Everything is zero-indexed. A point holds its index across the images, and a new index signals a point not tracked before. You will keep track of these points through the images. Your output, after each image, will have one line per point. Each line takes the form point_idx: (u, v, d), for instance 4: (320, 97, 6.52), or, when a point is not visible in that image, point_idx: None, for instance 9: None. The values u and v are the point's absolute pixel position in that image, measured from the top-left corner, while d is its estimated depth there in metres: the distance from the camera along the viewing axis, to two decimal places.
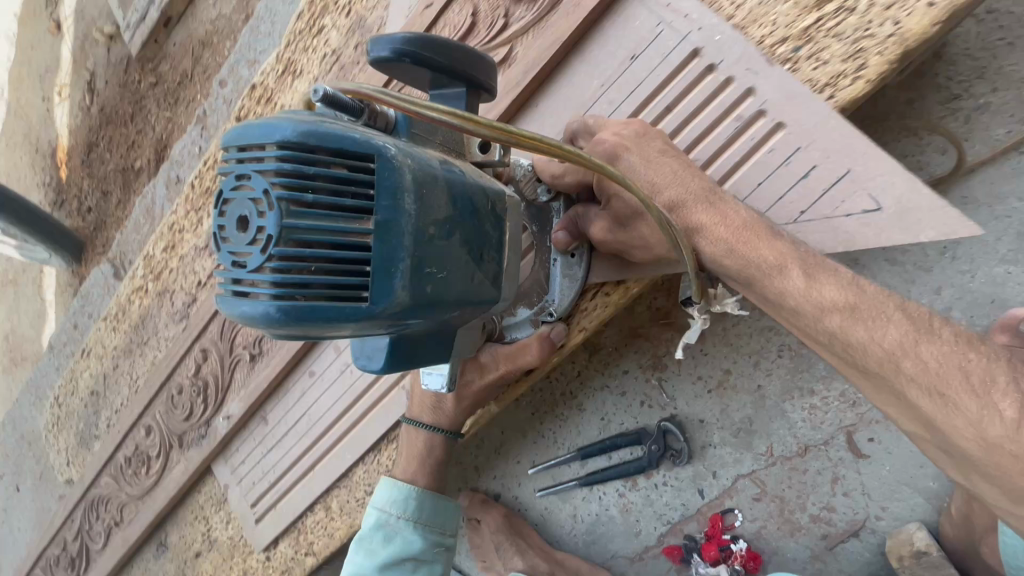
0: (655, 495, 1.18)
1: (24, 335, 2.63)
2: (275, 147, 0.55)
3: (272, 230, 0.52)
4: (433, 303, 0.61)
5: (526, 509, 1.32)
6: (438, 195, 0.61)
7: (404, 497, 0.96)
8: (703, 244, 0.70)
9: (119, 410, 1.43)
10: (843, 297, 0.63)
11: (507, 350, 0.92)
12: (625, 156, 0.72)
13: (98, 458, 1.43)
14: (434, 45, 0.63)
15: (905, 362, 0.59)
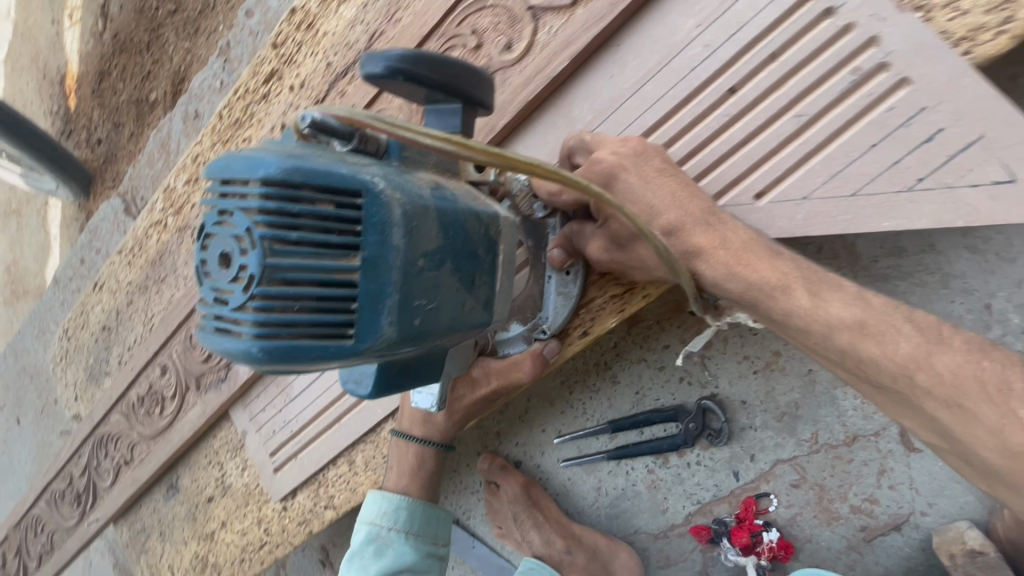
0: (687, 474, 1.14)
1: (27, 268, 2.56)
2: (259, 183, 0.55)
3: (254, 271, 0.53)
4: (420, 334, 0.61)
5: (548, 478, 1.28)
6: (429, 227, 0.61)
7: (396, 510, 1.02)
8: (703, 267, 0.71)
9: (132, 348, 1.38)
10: (852, 313, 0.67)
11: (499, 364, 0.93)
12: (624, 177, 0.71)
13: (109, 395, 1.39)
14: (427, 63, 0.62)
15: (919, 375, 0.63)
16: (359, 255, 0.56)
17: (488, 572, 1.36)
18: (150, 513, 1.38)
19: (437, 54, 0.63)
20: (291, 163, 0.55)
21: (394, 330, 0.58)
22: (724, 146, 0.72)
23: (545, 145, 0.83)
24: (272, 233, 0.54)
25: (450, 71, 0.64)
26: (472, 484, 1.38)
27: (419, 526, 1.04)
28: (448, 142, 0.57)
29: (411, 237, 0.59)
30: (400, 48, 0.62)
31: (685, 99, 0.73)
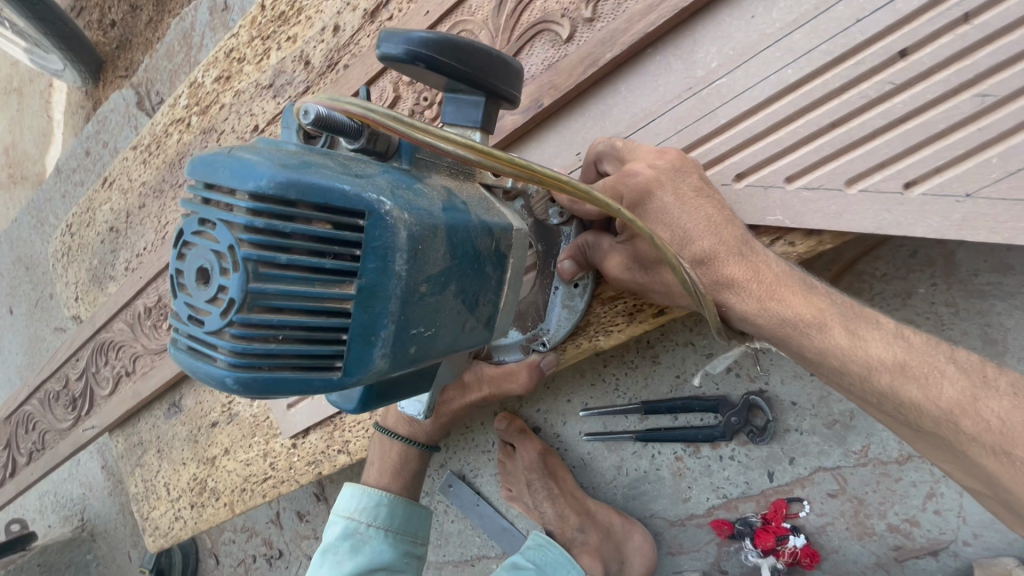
0: (717, 467, 1.09)
1: (25, 153, 2.41)
2: (247, 195, 0.49)
3: (234, 296, 0.47)
4: (416, 363, 0.57)
5: (567, 449, 1.23)
6: (436, 249, 0.55)
7: (375, 504, 1.04)
8: (736, 298, 0.66)
9: (141, 255, 1.28)
10: (892, 354, 0.64)
11: (494, 371, 0.94)
12: (659, 194, 0.65)
13: (114, 302, 1.30)
14: (452, 51, 0.55)
15: (964, 422, 0.62)
16: (355, 283, 0.51)
17: (489, 533, 1.33)
18: (149, 428, 1.33)
19: (462, 40, 0.57)
20: (282, 175, 0.49)
21: (387, 362, 0.54)
22: (880, 120, 0.61)
23: (656, 90, 0.71)
24: (257, 253, 0.48)
25: (475, 61, 0.57)
26: (485, 443, 1.34)
27: (399, 524, 1.05)
28: (473, 150, 0.51)
29: (416, 262, 0.53)
30: (422, 32, 0.56)
31: (841, 57, 0.62)
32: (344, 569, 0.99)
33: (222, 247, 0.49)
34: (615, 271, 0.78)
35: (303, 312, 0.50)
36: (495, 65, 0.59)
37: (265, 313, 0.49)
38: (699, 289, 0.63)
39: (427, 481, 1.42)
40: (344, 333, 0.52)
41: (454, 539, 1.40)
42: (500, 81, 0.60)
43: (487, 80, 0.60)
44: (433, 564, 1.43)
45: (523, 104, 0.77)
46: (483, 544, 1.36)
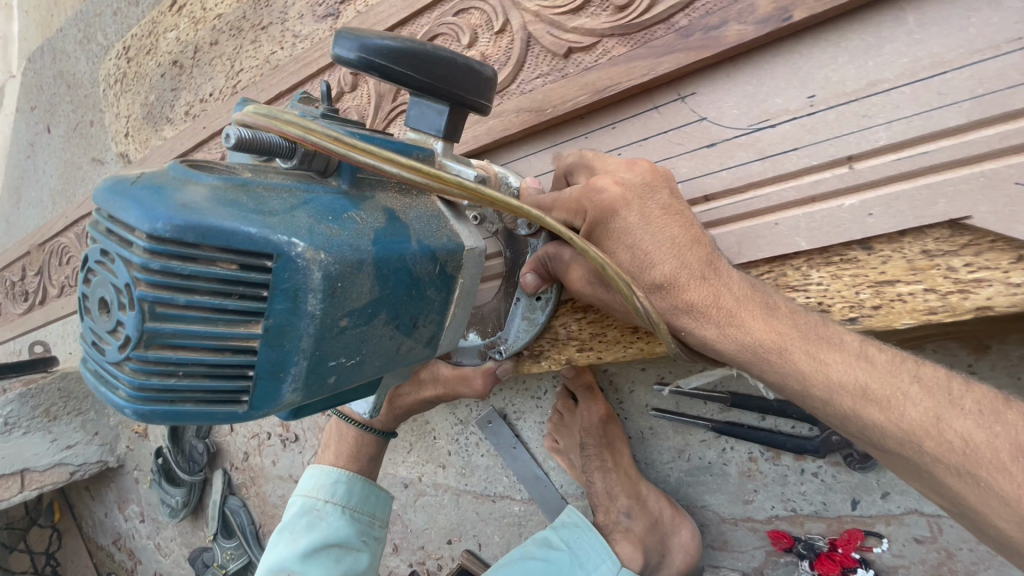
0: (794, 479, 1.00)
1: None
2: (146, 235, 0.51)
3: (129, 335, 0.50)
4: (334, 390, 0.61)
5: (627, 419, 1.14)
6: (355, 288, 0.58)
7: (332, 482, 1.08)
8: (694, 326, 0.61)
9: (206, 101, 1.12)
10: (854, 377, 0.57)
11: (449, 372, 0.95)
12: (623, 213, 0.60)
13: (171, 150, 1.17)
14: (405, 65, 0.56)
15: (926, 442, 0.55)
16: (263, 322, 0.54)
17: (520, 477, 1.28)
18: None
19: (420, 51, 0.57)
20: (181, 218, 0.50)
21: (299, 395, 0.59)
22: None
23: (960, 30, 0.52)
24: (154, 294, 0.51)
25: (433, 74, 0.58)
26: (536, 389, 1.26)
27: (355, 502, 1.09)
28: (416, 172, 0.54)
29: (333, 301, 0.56)
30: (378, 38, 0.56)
31: None
32: (300, 544, 1.02)
33: (121, 283, 0.52)
34: (577, 285, 0.74)
35: (204, 349, 0.53)
36: (459, 75, 0.60)
37: (162, 350, 0.52)
38: (651, 319, 0.58)
39: (464, 411, 1.36)
40: (251, 368, 0.55)
41: (479, 472, 1.36)
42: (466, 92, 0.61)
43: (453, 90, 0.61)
44: (452, 490, 1.41)
45: (760, 12, 0.56)
46: (510, 485, 1.32)
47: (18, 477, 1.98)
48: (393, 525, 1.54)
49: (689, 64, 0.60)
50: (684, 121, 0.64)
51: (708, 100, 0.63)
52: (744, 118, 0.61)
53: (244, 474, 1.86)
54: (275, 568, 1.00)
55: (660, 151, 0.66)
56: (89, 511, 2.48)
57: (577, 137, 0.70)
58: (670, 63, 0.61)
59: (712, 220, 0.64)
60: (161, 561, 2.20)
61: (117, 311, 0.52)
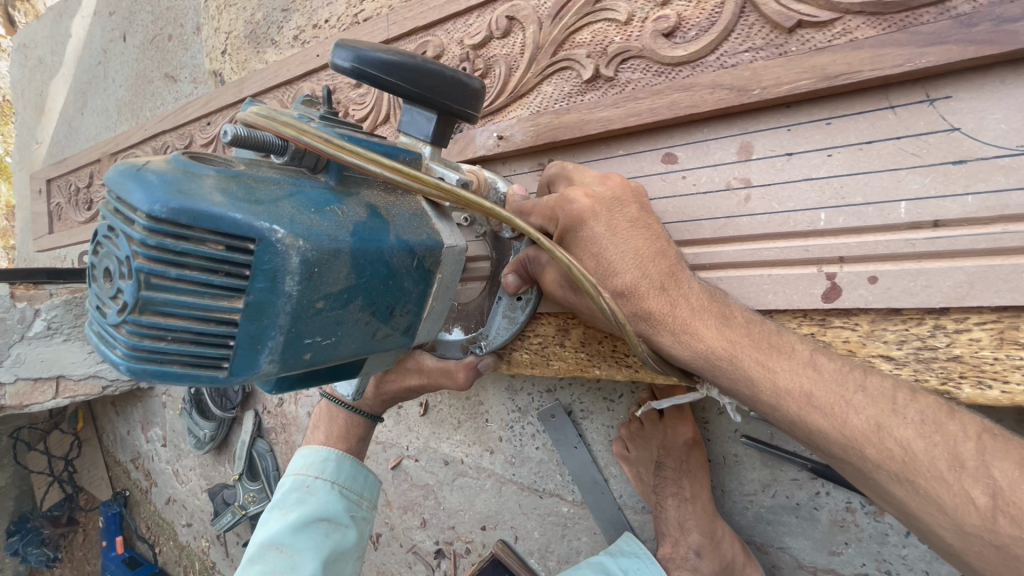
0: (894, 540, 0.91)
1: None
2: (141, 212, 0.50)
3: (126, 299, 0.50)
4: (309, 368, 0.58)
5: (710, 441, 1.06)
6: (334, 273, 0.56)
7: (322, 458, 1.01)
8: (653, 334, 0.64)
9: (320, 27, 1.04)
10: (799, 384, 0.58)
11: (433, 363, 0.90)
12: (591, 225, 0.64)
13: (274, 75, 1.09)
14: (393, 74, 0.59)
15: (867, 449, 0.55)
16: (243, 299, 0.52)
17: (577, 478, 1.21)
18: None
19: (411, 63, 0.59)
20: (177, 201, 0.49)
21: (275, 367, 0.55)
22: None
23: None
24: (150, 265, 0.50)
25: (422, 84, 0.60)
26: (609, 392, 1.18)
27: (346, 479, 1.01)
28: (396, 172, 0.56)
29: (311, 284, 0.54)
30: (373, 50, 0.59)
31: None
32: (290, 519, 0.95)
33: (121, 254, 0.51)
34: (551, 286, 0.73)
35: (193, 318, 0.52)
36: (449, 88, 0.62)
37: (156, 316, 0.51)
38: (615, 318, 0.59)
39: (524, 398, 1.28)
40: (231, 339, 0.53)
41: (530, 465, 1.29)
42: (458, 102, 0.64)
43: (441, 101, 0.63)
44: (496, 476, 1.35)
45: None
46: (562, 484, 1.25)
47: (53, 382, 1.97)
48: (425, 499, 1.50)
49: (966, 60, 0.51)
50: (927, 128, 0.55)
51: (968, 108, 0.54)
52: (1014, 136, 0.52)
53: (275, 419, 1.83)
54: (263, 543, 0.93)
55: (885, 160, 0.57)
56: (113, 426, 2.50)
57: (776, 128, 0.62)
58: (936, 56, 0.52)
59: (937, 251, 0.55)
60: (177, 488, 2.21)
61: (117, 278, 0.52)
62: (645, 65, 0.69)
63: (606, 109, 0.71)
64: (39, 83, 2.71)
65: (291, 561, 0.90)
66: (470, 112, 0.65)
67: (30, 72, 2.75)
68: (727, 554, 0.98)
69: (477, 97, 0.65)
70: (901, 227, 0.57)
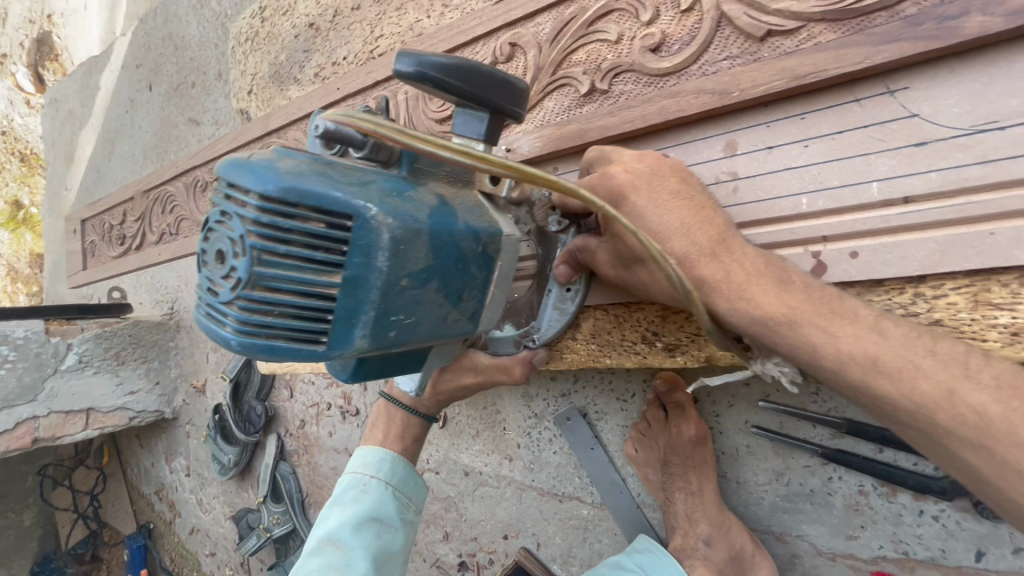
0: (909, 520, 0.93)
1: None
2: (257, 196, 0.59)
3: (241, 275, 0.58)
4: (394, 344, 0.65)
5: (722, 434, 1.10)
6: (416, 251, 0.63)
7: (378, 459, 1.06)
8: (716, 298, 0.66)
9: (340, 64, 1.14)
10: (864, 349, 0.59)
11: (487, 360, 0.94)
12: (632, 197, 0.69)
13: (298, 109, 1.19)
14: (455, 71, 0.63)
15: (940, 414, 0.56)
16: (342, 274, 0.60)
17: (595, 479, 1.24)
18: None
19: (469, 64, 0.64)
20: (288, 184, 0.58)
21: (367, 342, 0.62)
22: None
23: None
24: (262, 244, 0.59)
25: (478, 80, 0.65)
26: (622, 392, 1.22)
27: (399, 481, 1.06)
28: (465, 155, 0.60)
29: (397, 261, 0.62)
30: (435, 54, 0.64)
31: None
32: (347, 515, 1.00)
33: (236, 235, 0.60)
34: (604, 268, 0.82)
35: (297, 292, 0.60)
36: (500, 87, 0.67)
37: (265, 292, 0.60)
38: (681, 284, 0.63)
39: (540, 404, 1.33)
40: (329, 314, 0.61)
41: (549, 470, 1.32)
42: (509, 102, 0.68)
43: (493, 99, 0.67)
44: (516, 483, 1.38)
45: (1014, 3, 0.53)
46: (581, 487, 1.28)
47: (83, 415, 2.03)
48: (447, 512, 1.52)
49: (916, 54, 0.58)
50: (890, 116, 0.62)
51: (923, 96, 0.60)
52: (967, 118, 0.58)
53: (298, 442, 1.87)
54: (322, 538, 0.99)
55: (856, 147, 0.64)
56: (137, 459, 2.55)
57: (756, 125, 0.69)
58: (890, 53, 0.59)
59: (908, 225, 0.61)
60: (201, 517, 2.24)
61: (230, 259, 0.60)
62: (636, 78, 0.77)
63: (603, 118, 0.79)
64: (69, 134, 2.88)
65: (347, 556, 0.95)
66: (519, 110, 0.70)
67: (60, 125, 2.93)
68: (736, 544, 1.01)
69: (524, 98, 0.70)
70: (876, 206, 0.63)
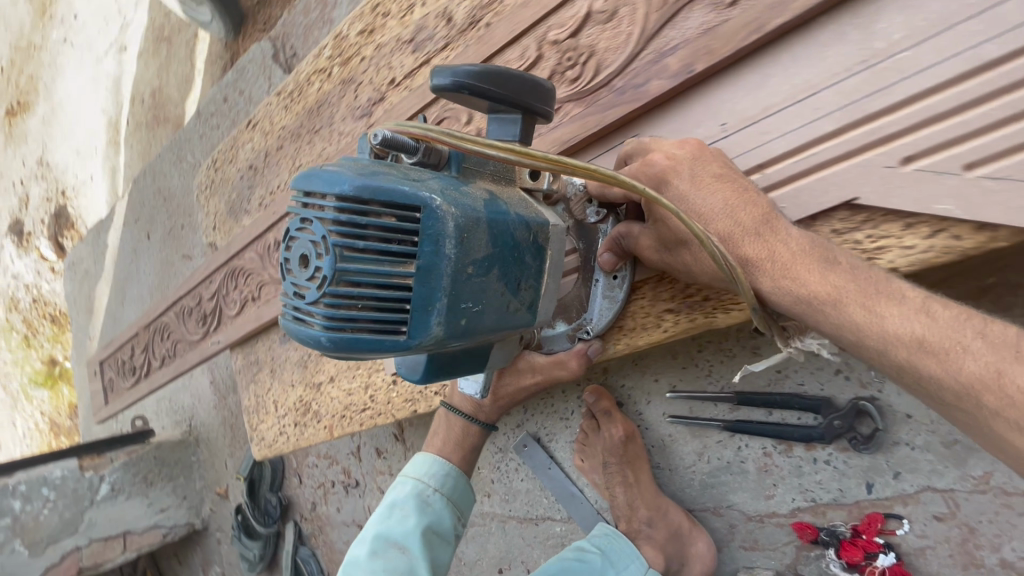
0: (808, 469, 1.05)
1: (174, 99, 3.01)
2: (335, 199, 0.67)
3: (327, 272, 0.65)
4: (464, 332, 0.73)
5: (648, 429, 1.24)
6: (478, 238, 0.72)
7: (443, 474, 1.19)
8: (758, 278, 0.70)
9: (275, 192, 1.40)
10: (911, 329, 0.62)
11: (544, 359, 1.02)
12: (675, 181, 0.74)
13: (248, 233, 1.45)
14: (492, 80, 0.70)
15: (987, 396, 0.59)
16: (415, 263, 0.69)
17: (557, 495, 1.38)
18: (265, 350, 1.45)
19: (503, 71, 0.71)
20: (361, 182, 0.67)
21: (442, 329, 0.70)
22: None
23: (822, 60, 0.71)
24: (343, 242, 0.67)
25: (512, 85, 0.72)
26: (564, 411, 1.37)
27: (457, 497, 1.20)
28: (510, 151, 0.66)
29: (463, 249, 0.71)
30: (470, 65, 0.71)
31: None
32: (413, 522, 1.13)
33: (318, 238, 0.67)
34: (647, 252, 0.86)
35: (377, 285, 0.67)
36: (530, 89, 0.74)
37: (348, 286, 0.67)
38: (723, 259, 0.67)
39: (502, 439, 1.48)
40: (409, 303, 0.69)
41: (521, 497, 1.45)
42: (538, 101, 0.76)
43: (524, 100, 0.74)
44: (498, 517, 1.50)
45: (675, 68, 0.80)
46: (550, 506, 1.41)
47: (120, 538, 2.23)
48: None
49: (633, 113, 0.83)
50: None
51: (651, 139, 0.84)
52: None
53: (313, 523, 2.02)
54: (388, 539, 1.12)
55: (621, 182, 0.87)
56: None
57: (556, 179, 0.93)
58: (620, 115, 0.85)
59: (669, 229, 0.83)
60: None
61: (314, 260, 0.67)
62: None
63: None
64: (87, 290, 3.25)
65: (410, 560, 1.09)
66: (546, 108, 0.77)
67: (79, 283, 3.31)
68: (676, 522, 1.15)
69: (550, 96, 0.78)
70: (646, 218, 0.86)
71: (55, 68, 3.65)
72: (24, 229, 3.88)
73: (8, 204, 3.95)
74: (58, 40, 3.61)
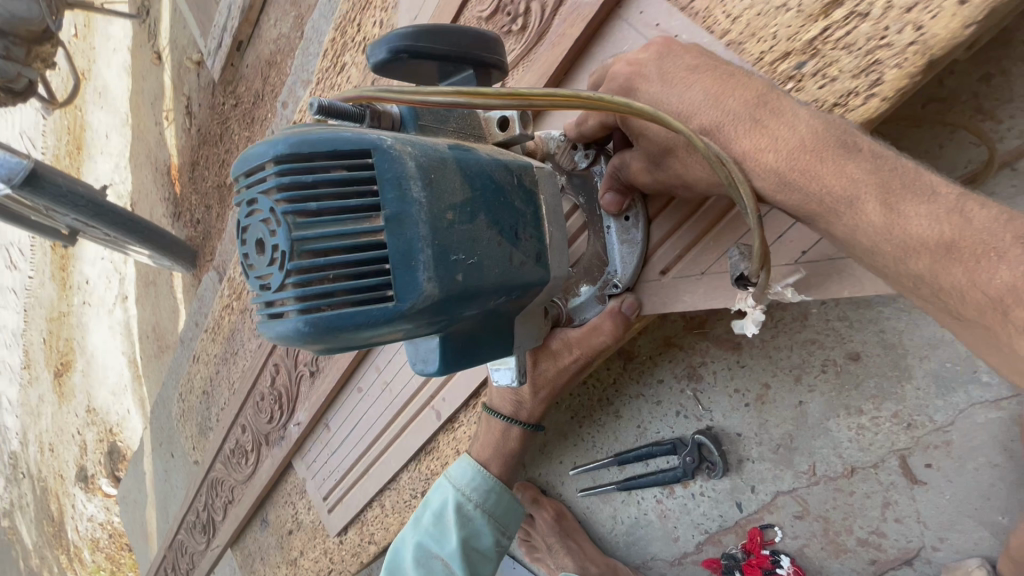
0: (692, 504, 1.17)
1: (168, 328, 3.48)
2: (274, 165, 0.62)
3: (284, 244, 0.59)
4: (463, 290, 0.65)
5: (571, 505, 1.35)
6: (449, 181, 0.65)
7: (485, 488, 1.02)
8: (753, 175, 0.64)
9: (223, 407, 1.68)
10: (939, 231, 0.54)
11: (578, 332, 0.91)
12: (645, 84, 0.71)
13: (211, 445, 1.71)
14: (431, 36, 0.69)
15: (1016, 311, 0.50)
16: (382, 215, 0.62)
17: None
18: (253, 542, 1.66)
19: (440, 28, 0.70)
20: (296, 138, 0.61)
21: (435, 285, 0.62)
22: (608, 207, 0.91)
23: None
24: (293, 208, 0.60)
25: (454, 38, 0.70)
26: None
27: (500, 512, 1.03)
28: (459, 93, 0.64)
29: (434, 193, 0.64)
30: (400, 31, 0.70)
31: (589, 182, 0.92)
32: (451, 538, 0.99)
33: (267, 213, 0.62)
34: (641, 177, 0.79)
35: (348, 249, 0.61)
36: (474, 39, 0.72)
37: (313, 257, 0.61)
38: (711, 152, 0.60)
39: None
40: (388, 265, 0.62)
41: None
42: (487, 52, 0.74)
43: (471, 53, 0.72)
44: None
45: None
46: None
47: None
48: None
49: None
50: None
51: None
52: None
53: None
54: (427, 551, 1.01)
55: None
56: None
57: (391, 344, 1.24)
58: None
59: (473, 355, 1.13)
60: None
61: (269, 240, 0.62)
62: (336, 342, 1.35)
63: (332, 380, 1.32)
64: (139, 518, 3.55)
65: None
66: (498, 56, 0.75)
67: (132, 514, 3.63)
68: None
69: (499, 46, 0.76)
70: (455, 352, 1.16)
71: (75, 332, 4.24)
72: (86, 473, 4.30)
73: (70, 456, 4.42)
74: (76, 305, 4.19)
